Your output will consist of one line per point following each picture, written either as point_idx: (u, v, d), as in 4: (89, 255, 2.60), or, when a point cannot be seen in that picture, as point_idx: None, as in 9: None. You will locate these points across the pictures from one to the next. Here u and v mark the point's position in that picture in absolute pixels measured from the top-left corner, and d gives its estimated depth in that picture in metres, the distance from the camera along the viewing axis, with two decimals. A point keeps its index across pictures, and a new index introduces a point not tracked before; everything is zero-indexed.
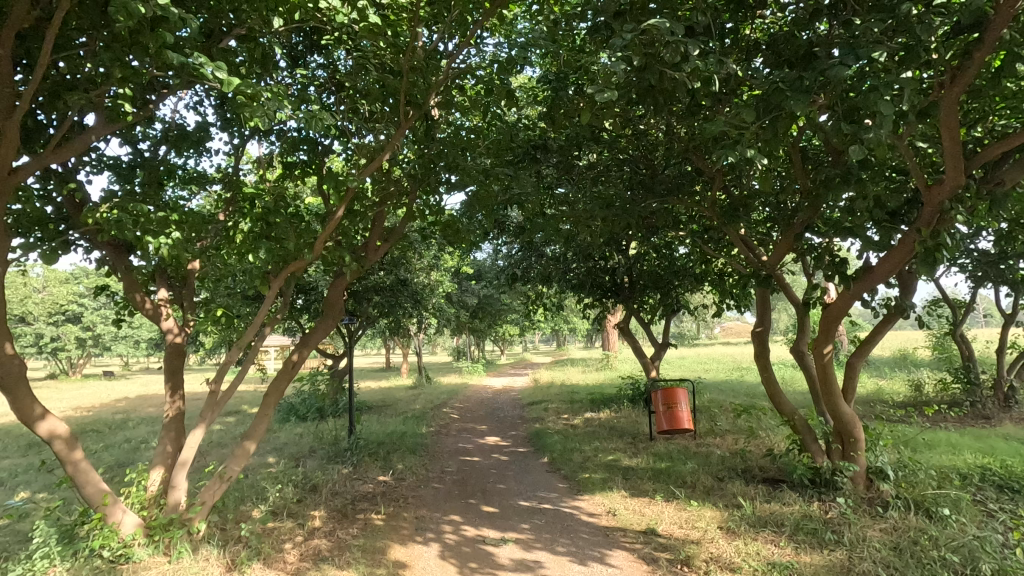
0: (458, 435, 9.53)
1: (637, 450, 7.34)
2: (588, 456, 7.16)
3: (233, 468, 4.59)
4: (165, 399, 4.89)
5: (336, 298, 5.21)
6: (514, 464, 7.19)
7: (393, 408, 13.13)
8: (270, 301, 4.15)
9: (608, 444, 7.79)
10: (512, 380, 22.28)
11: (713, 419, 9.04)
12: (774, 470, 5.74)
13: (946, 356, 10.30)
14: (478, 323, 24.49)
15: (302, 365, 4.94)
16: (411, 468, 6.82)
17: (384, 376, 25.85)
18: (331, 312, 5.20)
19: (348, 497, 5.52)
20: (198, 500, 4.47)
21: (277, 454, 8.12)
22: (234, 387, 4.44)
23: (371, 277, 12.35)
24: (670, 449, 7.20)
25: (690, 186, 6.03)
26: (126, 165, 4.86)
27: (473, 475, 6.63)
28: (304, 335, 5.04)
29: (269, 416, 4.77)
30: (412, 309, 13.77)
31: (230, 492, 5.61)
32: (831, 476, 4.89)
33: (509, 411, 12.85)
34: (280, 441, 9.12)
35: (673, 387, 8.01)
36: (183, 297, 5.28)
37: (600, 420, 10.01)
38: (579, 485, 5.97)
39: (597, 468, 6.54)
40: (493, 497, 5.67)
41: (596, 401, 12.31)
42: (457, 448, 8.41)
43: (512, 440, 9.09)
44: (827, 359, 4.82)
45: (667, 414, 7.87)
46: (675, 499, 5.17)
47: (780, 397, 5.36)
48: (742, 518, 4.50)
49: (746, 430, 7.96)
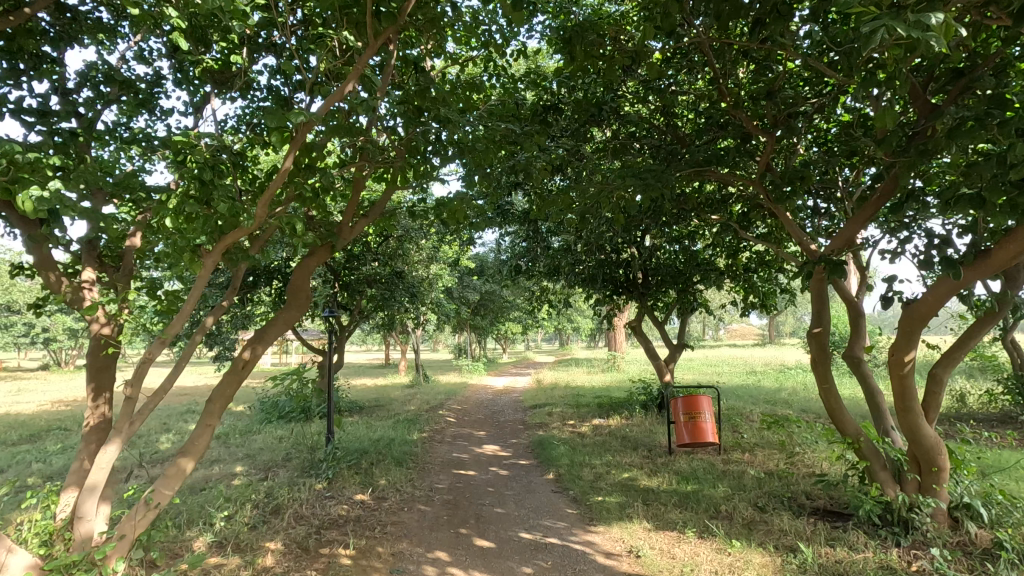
0: (454, 442, 8.61)
1: (656, 468, 6.39)
2: (600, 474, 6.21)
3: (163, 493, 3.65)
4: (86, 403, 3.96)
5: (301, 284, 4.27)
6: (514, 481, 6.24)
7: (385, 409, 12.21)
8: (204, 281, 3.23)
9: (622, 459, 6.84)
10: (513, 380, 21.37)
11: (738, 432, 8.09)
12: (826, 500, 4.80)
13: (993, 365, 9.30)
14: (480, 320, 23.53)
15: (255, 365, 4.00)
16: (395, 484, 5.88)
17: (381, 373, 24.98)
18: (295, 300, 4.26)
19: (315, 524, 4.60)
20: (116, 533, 3.55)
21: (249, 462, 7.23)
22: (161, 392, 3.51)
23: (364, 269, 11.46)
24: (694, 468, 6.25)
25: (731, 159, 5.03)
26: (34, 109, 3.89)
27: (466, 495, 5.69)
28: (260, 328, 4.09)
29: (213, 426, 3.86)
30: (408, 304, 12.86)
31: (177, 513, 4.70)
32: (907, 514, 3.97)
33: (509, 414, 11.90)
34: (256, 446, 8.21)
35: (695, 395, 7.17)
36: (117, 281, 4.34)
37: (612, 428, 9.06)
38: (591, 512, 5.03)
39: (612, 489, 5.62)
40: (488, 526, 4.74)
41: (604, 406, 11.36)
42: (450, 458, 7.50)
43: (513, 449, 8.16)
44: (908, 369, 3.86)
45: (689, 425, 6.99)
46: (711, 537, 4.23)
47: (841, 414, 4.40)
48: (802, 569, 3.56)
49: (778, 446, 7.00)
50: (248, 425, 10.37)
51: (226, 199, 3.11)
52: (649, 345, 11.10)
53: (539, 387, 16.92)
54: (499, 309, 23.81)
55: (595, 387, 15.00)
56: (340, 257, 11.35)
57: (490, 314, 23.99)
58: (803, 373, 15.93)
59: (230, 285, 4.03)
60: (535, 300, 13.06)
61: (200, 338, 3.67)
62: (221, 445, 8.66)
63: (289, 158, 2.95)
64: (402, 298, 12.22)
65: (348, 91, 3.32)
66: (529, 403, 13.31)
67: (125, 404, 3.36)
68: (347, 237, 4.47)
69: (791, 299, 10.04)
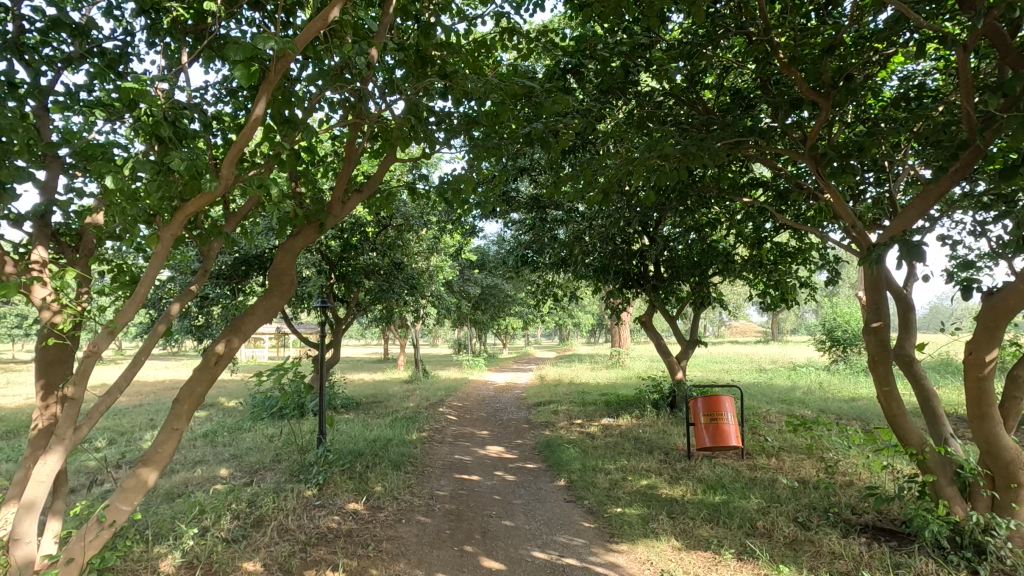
0: (455, 443, 8.08)
1: (678, 475, 5.86)
2: (616, 482, 5.68)
3: (119, 510, 3.12)
4: (34, 404, 3.39)
5: (285, 267, 3.72)
6: (523, 488, 5.71)
7: (382, 406, 11.69)
8: (161, 259, 2.63)
9: (639, 464, 6.30)
10: (515, 375, 20.85)
11: (759, 434, 7.57)
12: (877, 517, 4.28)
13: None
14: (480, 315, 22.99)
15: (231, 359, 3.45)
16: (392, 492, 5.35)
17: (380, 368, 24.47)
18: (278, 284, 3.71)
19: (301, 539, 4.09)
20: (63, 557, 3.02)
21: (235, 463, 6.71)
22: (115, 393, 2.95)
23: (361, 259, 10.91)
24: (719, 476, 5.72)
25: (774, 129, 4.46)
26: None
27: (471, 504, 5.17)
28: (236, 318, 3.55)
29: (180, 431, 3.32)
30: (408, 297, 12.32)
31: (146, 525, 4.18)
32: (980, 537, 3.46)
33: (512, 413, 11.37)
34: (244, 446, 7.69)
35: (716, 395, 6.65)
36: (75, 264, 3.73)
37: (623, 429, 8.54)
38: (611, 527, 4.50)
39: (631, 499, 5.10)
40: (495, 542, 4.23)
41: (612, 405, 10.82)
42: (452, 460, 6.98)
43: (519, 451, 7.62)
44: (988, 370, 3.35)
45: (710, 427, 6.49)
46: (752, 560, 3.71)
47: (901, 419, 3.88)
48: None
49: (807, 451, 6.47)
50: (239, 422, 9.85)
51: (184, 157, 2.54)
52: (660, 340, 10.56)
53: (542, 383, 16.39)
54: (499, 303, 23.28)
55: (599, 384, 14.48)
56: (337, 246, 10.80)
57: (492, 309, 23.46)
58: (815, 371, 15.40)
59: (200, 266, 3.42)
60: (540, 294, 12.52)
61: (163, 328, 3.12)
62: (207, 444, 8.14)
63: (260, 104, 2.37)
64: (401, 291, 11.67)
65: (332, 17, 2.64)
66: (532, 400, 12.79)
67: (69, 407, 2.82)
68: (338, 215, 3.94)
69: (812, 293, 9.53)
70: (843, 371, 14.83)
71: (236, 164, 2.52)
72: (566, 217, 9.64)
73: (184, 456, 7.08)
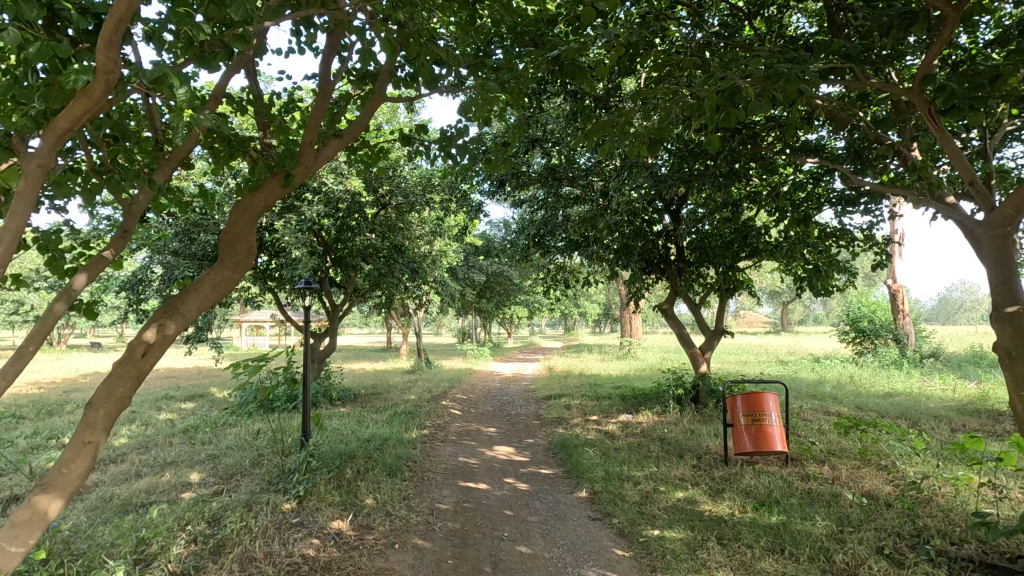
0: (459, 442, 7.27)
1: (717, 485, 5.05)
2: (648, 496, 4.86)
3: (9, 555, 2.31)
4: None
5: (241, 231, 2.89)
6: (538, 500, 4.91)
7: (382, 399, 10.89)
8: (17, 204, 1.75)
9: (670, 472, 5.49)
10: (521, 366, 20.04)
11: (801, 437, 6.74)
12: (987, 551, 3.44)
13: None
14: (485, 303, 22.18)
15: (165, 350, 2.62)
16: (386, 505, 4.54)
17: (381, 357, 23.69)
18: (231, 253, 2.86)
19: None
20: None
21: (209, 466, 5.92)
22: None
23: (359, 240, 10.06)
24: (767, 487, 4.90)
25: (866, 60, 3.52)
26: None
27: (479, 521, 4.38)
28: (174, 297, 2.70)
29: (95, 446, 2.50)
30: (409, 282, 11.50)
31: (75, 552, 3.38)
32: None
33: (520, 407, 10.55)
34: (224, 444, 6.92)
35: (758, 392, 5.82)
36: None
37: (644, 428, 7.72)
38: (651, 557, 3.69)
39: (669, 518, 4.29)
40: None
41: (628, 400, 9.98)
42: (456, 463, 6.18)
43: (531, 452, 6.80)
44: None
45: (752, 429, 5.69)
46: None
47: None
48: None
49: (862, 458, 5.64)
50: (224, 416, 9.09)
51: (32, 36, 1.65)
52: (681, 330, 9.71)
53: (549, 375, 15.55)
54: (505, 291, 22.46)
55: (612, 376, 13.66)
56: (331, 227, 10.02)
57: (497, 296, 22.65)
58: (840, 363, 14.53)
59: (119, 223, 2.51)
60: (550, 279, 11.68)
61: (60, 308, 2.27)
62: (186, 441, 7.37)
63: None
64: (401, 275, 10.86)
65: None
66: (541, 393, 11.96)
67: None
68: (309, 164, 3.12)
69: (852, 280, 8.66)
70: (871, 363, 13.95)
71: (121, 51, 1.70)
72: (581, 195, 8.81)
73: (155, 457, 6.32)
